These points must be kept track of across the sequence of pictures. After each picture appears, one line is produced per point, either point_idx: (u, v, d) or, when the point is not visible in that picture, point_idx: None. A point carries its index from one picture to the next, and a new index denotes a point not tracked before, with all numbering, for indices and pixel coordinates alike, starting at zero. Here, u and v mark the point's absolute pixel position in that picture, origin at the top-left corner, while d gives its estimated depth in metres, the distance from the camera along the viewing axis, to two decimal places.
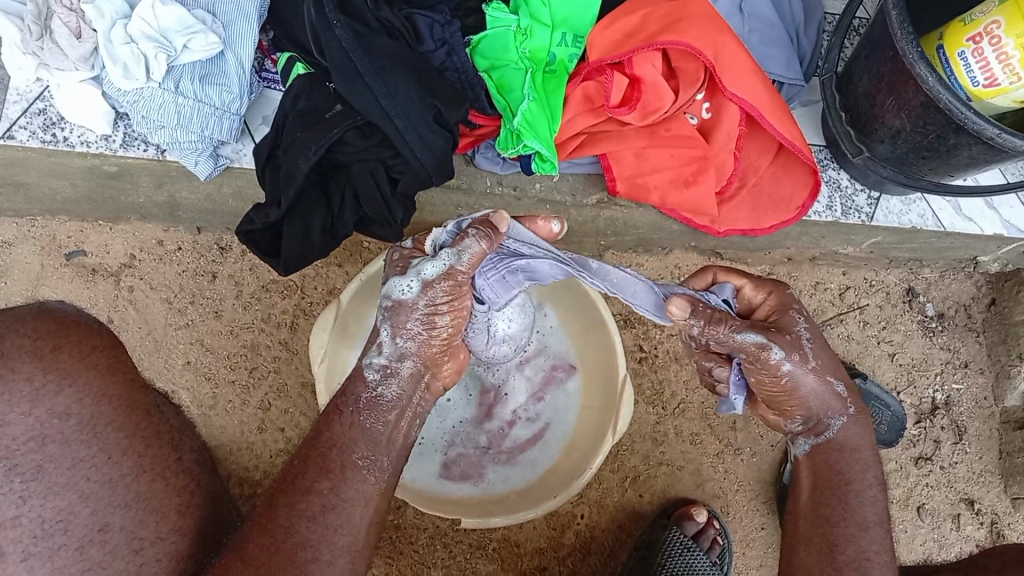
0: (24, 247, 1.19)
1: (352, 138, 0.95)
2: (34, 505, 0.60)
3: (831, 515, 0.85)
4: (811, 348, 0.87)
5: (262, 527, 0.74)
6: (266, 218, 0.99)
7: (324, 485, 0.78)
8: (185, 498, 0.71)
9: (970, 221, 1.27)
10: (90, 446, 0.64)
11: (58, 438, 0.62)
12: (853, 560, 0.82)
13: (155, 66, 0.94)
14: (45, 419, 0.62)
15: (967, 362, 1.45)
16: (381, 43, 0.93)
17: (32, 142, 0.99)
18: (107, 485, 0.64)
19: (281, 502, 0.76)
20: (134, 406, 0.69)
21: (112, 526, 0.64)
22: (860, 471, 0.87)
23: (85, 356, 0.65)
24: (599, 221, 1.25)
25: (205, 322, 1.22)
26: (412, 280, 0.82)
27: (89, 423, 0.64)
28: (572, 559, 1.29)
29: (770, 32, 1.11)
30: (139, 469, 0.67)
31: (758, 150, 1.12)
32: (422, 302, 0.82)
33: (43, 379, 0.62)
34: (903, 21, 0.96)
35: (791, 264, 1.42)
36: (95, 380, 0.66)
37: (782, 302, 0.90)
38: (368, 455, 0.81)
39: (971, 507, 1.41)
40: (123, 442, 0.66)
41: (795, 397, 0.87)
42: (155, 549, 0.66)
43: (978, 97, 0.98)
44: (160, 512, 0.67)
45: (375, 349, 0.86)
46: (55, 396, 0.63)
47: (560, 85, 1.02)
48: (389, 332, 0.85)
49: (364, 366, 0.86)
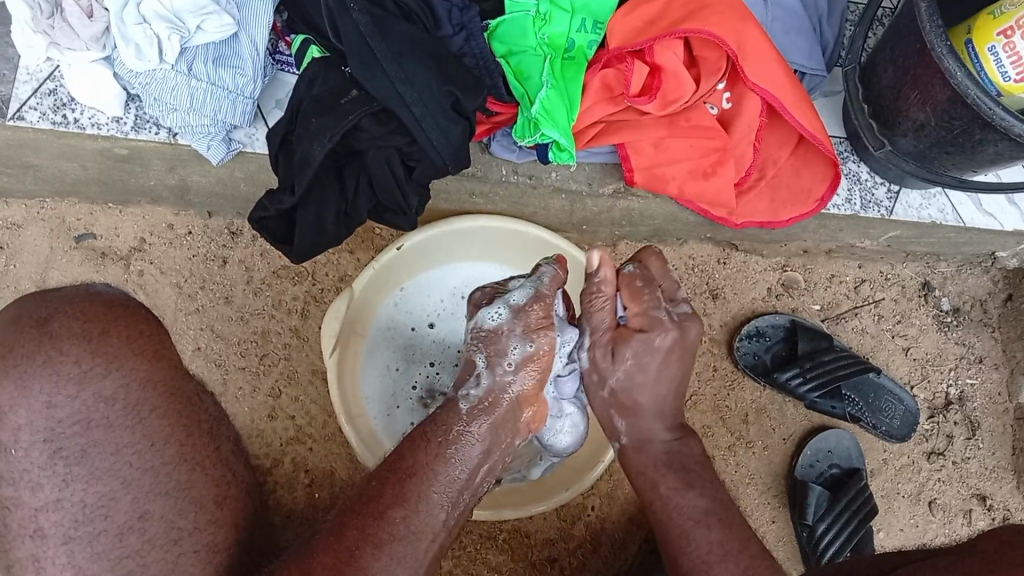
0: (33, 229, 1.18)
1: (367, 125, 0.93)
2: (77, 488, 0.61)
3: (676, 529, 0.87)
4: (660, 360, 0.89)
5: (330, 549, 0.71)
6: (280, 205, 0.98)
7: (397, 514, 0.76)
8: (222, 489, 0.68)
9: (991, 216, 1.25)
10: (133, 432, 0.64)
11: (102, 423, 0.63)
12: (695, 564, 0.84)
13: (168, 47, 0.92)
14: (92, 403, 0.63)
15: (981, 358, 1.43)
16: (398, 28, 0.91)
17: (41, 124, 0.97)
18: (148, 472, 0.64)
19: (355, 527, 0.74)
20: (178, 394, 0.67)
21: (151, 514, 0.63)
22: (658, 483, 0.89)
23: (132, 343, 0.66)
24: (615, 212, 1.23)
25: (216, 307, 1.20)
26: (501, 308, 0.92)
27: (134, 409, 0.64)
28: (581, 551, 1.28)
29: (793, 20, 1.08)
30: (181, 457, 0.66)
31: (777, 141, 1.10)
32: (515, 324, 0.92)
33: (90, 362, 0.64)
34: (932, 13, 0.93)
35: (807, 256, 1.40)
36: (142, 365, 0.66)
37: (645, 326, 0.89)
38: (446, 493, 0.81)
39: (983, 503, 1.40)
40: (165, 430, 0.65)
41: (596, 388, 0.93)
42: (193, 539, 0.64)
43: (1008, 92, 0.95)
44: (199, 502, 0.66)
45: (471, 382, 0.91)
46: (102, 379, 0.64)
47: (579, 72, 0.99)
48: (485, 361, 0.91)
49: (457, 399, 0.90)
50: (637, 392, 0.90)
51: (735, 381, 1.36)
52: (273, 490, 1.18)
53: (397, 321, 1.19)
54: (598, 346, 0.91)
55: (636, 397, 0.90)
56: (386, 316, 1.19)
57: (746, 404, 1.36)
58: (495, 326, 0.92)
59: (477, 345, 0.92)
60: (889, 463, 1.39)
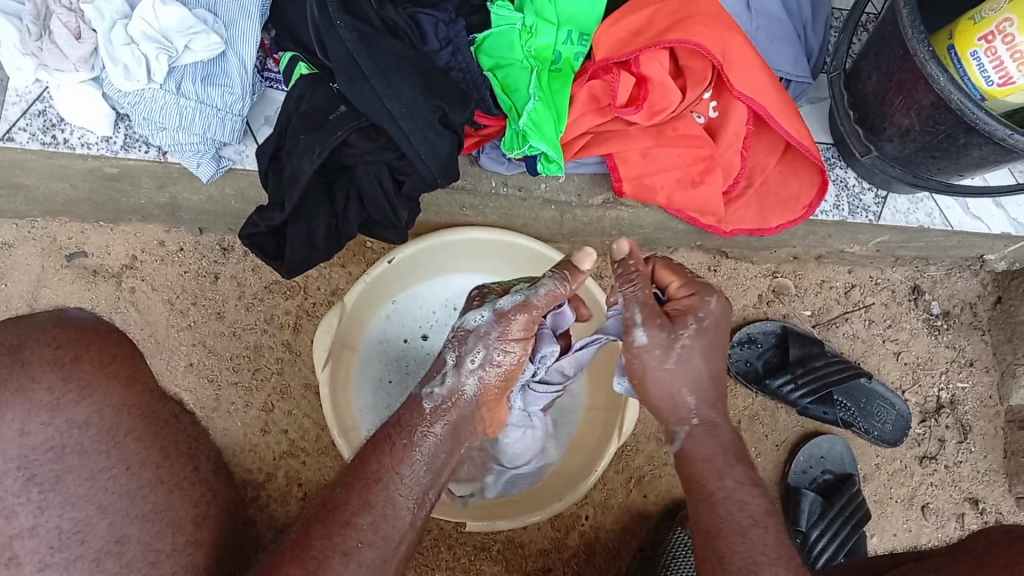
0: (24, 249, 1.18)
1: (356, 141, 0.94)
2: (53, 514, 0.57)
3: (709, 527, 0.78)
4: (705, 341, 0.86)
5: (296, 560, 0.70)
6: (269, 221, 0.98)
7: (364, 520, 0.75)
8: (203, 509, 0.65)
9: (978, 220, 1.26)
10: (109, 457, 0.60)
11: (77, 449, 0.59)
12: (742, 567, 0.75)
13: (157, 67, 0.93)
14: (65, 429, 0.59)
15: (972, 361, 1.44)
16: (385, 44, 0.92)
17: (31, 144, 0.98)
18: (125, 496, 0.60)
19: (316, 533, 0.73)
20: (153, 417, 0.64)
21: (129, 537, 0.59)
22: (718, 479, 0.81)
23: (105, 367, 0.63)
24: (604, 222, 1.24)
25: (208, 323, 1.21)
26: (485, 312, 0.88)
27: (109, 433, 0.61)
28: (576, 560, 1.28)
29: (778, 29, 1.10)
30: (157, 480, 0.62)
31: (765, 149, 1.11)
32: (494, 330, 0.87)
33: (63, 389, 0.60)
34: (914, 20, 0.94)
35: (797, 262, 1.41)
36: (116, 390, 0.62)
37: (690, 307, 0.86)
38: (412, 493, 0.80)
39: (976, 506, 1.40)
40: (142, 453, 0.62)
41: (649, 380, 0.86)
42: (172, 560, 0.60)
43: (992, 96, 0.96)
44: (178, 523, 0.62)
45: (437, 378, 0.87)
46: (75, 406, 0.60)
47: (566, 85, 1.00)
48: (454, 361, 0.87)
49: (421, 397, 0.86)
50: (692, 370, 0.85)
51: (727, 388, 1.37)
52: (266, 506, 1.18)
53: (390, 333, 1.19)
54: (655, 333, 0.84)
55: (694, 375, 0.85)
56: (377, 329, 1.19)
57: (739, 411, 1.36)
58: (473, 327, 0.88)
59: (451, 343, 0.89)
60: (882, 467, 1.39)
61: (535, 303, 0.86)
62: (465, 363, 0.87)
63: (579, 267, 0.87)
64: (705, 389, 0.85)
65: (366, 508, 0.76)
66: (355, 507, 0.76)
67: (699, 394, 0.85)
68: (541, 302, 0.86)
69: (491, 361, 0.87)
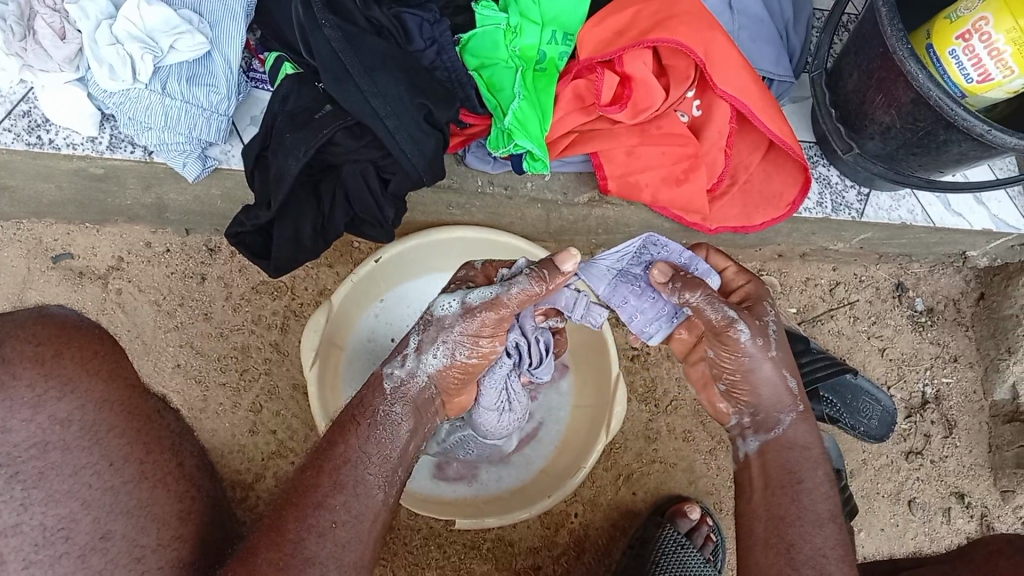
0: (9, 251, 1.18)
1: (342, 139, 0.94)
2: (36, 512, 0.55)
3: (784, 516, 0.79)
4: (776, 338, 0.85)
5: (271, 542, 0.69)
6: (256, 220, 0.99)
7: (337, 500, 0.74)
8: (186, 504, 0.64)
9: (959, 216, 1.27)
10: (91, 453, 0.58)
11: (59, 445, 0.57)
12: (809, 559, 0.76)
13: (142, 66, 0.93)
14: (47, 425, 0.57)
15: (956, 356, 1.46)
16: (370, 42, 0.93)
17: (16, 144, 0.98)
18: (109, 492, 0.59)
19: (291, 515, 0.72)
20: (136, 412, 0.63)
21: (114, 533, 0.58)
22: (811, 469, 0.82)
23: (87, 363, 0.60)
24: (591, 220, 1.25)
25: (195, 324, 1.21)
26: (454, 299, 0.86)
27: (92, 430, 0.59)
28: (565, 558, 1.28)
29: (760, 28, 1.11)
30: (141, 475, 0.61)
31: (748, 147, 1.13)
32: (458, 324, 0.85)
33: (44, 385, 0.57)
34: (893, 18, 0.95)
35: (782, 260, 1.42)
36: (97, 386, 0.60)
37: (758, 293, 0.90)
38: (382, 472, 0.79)
39: (962, 500, 1.42)
40: (125, 449, 0.60)
41: (753, 372, 0.84)
42: (156, 556, 0.59)
43: (971, 92, 0.98)
44: (162, 519, 0.61)
45: (398, 359, 0.86)
46: (58, 402, 0.58)
47: (550, 83, 1.02)
48: (415, 347, 0.86)
49: (383, 375, 0.85)
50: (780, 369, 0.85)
51: None
52: (255, 506, 1.18)
53: (376, 332, 1.20)
54: (754, 327, 0.83)
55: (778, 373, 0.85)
56: (366, 328, 1.19)
57: None
58: (444, 314, 0.86)
59: (417, 325, 0.87)
60: (868, 462, 1.41)
61: (505, 300, 0.84)
62: (427, 350, 0.85)
63: (560, 268, 0.85)
64: (798, 376, 0.87)
65: (338, 490, 0.75)
66: (326, 489, 0.74)
67: (797, 379, 0.86)
68: (512, 298, 0.84)
69: (458, 356, 0.86)
